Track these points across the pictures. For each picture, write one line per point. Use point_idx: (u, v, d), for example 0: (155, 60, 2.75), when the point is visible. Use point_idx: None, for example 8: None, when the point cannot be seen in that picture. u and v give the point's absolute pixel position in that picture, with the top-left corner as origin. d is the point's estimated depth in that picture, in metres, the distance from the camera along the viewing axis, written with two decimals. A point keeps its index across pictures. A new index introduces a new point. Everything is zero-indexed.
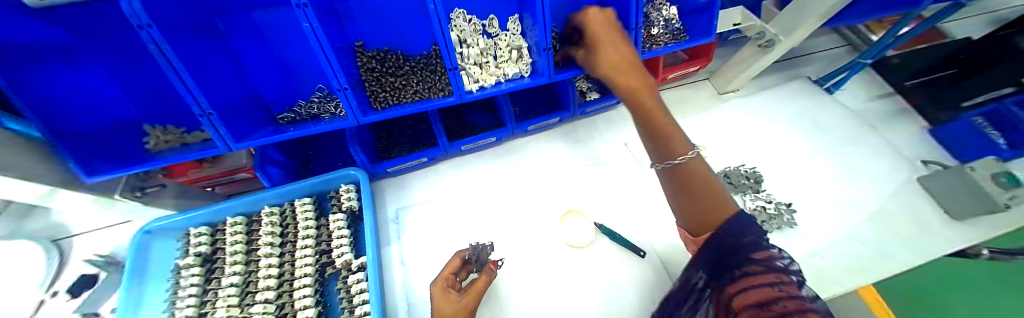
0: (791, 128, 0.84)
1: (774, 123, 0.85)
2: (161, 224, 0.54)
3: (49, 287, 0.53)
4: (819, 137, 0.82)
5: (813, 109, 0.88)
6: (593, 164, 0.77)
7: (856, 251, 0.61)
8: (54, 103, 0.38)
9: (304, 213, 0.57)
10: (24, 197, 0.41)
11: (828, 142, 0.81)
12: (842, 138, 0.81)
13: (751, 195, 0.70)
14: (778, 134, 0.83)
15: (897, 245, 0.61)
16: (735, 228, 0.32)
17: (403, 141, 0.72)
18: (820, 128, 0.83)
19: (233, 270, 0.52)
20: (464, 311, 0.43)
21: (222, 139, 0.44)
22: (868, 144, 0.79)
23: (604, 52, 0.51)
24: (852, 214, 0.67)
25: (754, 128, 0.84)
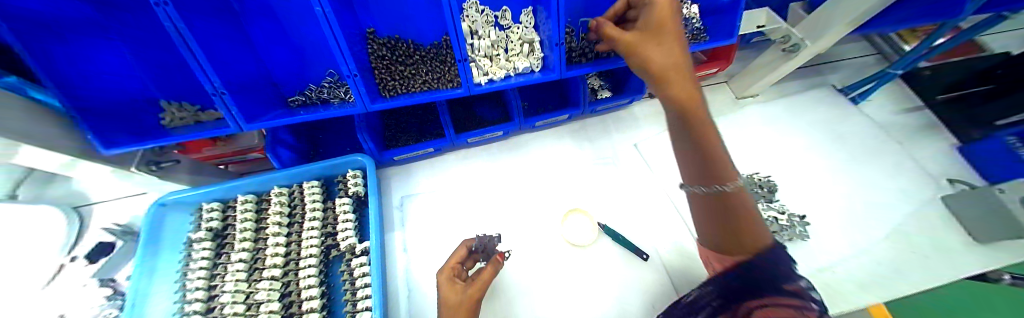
0: (810, 138, 0.81)
1: (792, 132, 0.82)
2: (177, 197, 0.55)
3: (69, 251, 0.55)
4: (839, 148, 0.78)
5: (835, 118, 0.84)
6: (601, 163, 0.75)
7: (868, 269, 0.59)
8: (78, 78, 0.40)
9: (312, 195, 0.58)
10: (49, 164, 0.43)
11: (849, 155, 0.77)
12: (864, 151, 0.77)
13: (763, 204, 0.68)
14: (795, 144, 0.80)
15: (913, 264, 0.59)
16: (769, 261, 0.30)
17: (412, 131, 0.72)
18: (841, 140, 0.80)
19: (242, 247, 0.53)
20: (467, 301, 0.42)
21: (234, 118, 0.45)
22: (891, 158, 0.75)
23: (669, 48, 0.43)
24: (868, 230, 0.65)
25: (770, 135, 0.81)
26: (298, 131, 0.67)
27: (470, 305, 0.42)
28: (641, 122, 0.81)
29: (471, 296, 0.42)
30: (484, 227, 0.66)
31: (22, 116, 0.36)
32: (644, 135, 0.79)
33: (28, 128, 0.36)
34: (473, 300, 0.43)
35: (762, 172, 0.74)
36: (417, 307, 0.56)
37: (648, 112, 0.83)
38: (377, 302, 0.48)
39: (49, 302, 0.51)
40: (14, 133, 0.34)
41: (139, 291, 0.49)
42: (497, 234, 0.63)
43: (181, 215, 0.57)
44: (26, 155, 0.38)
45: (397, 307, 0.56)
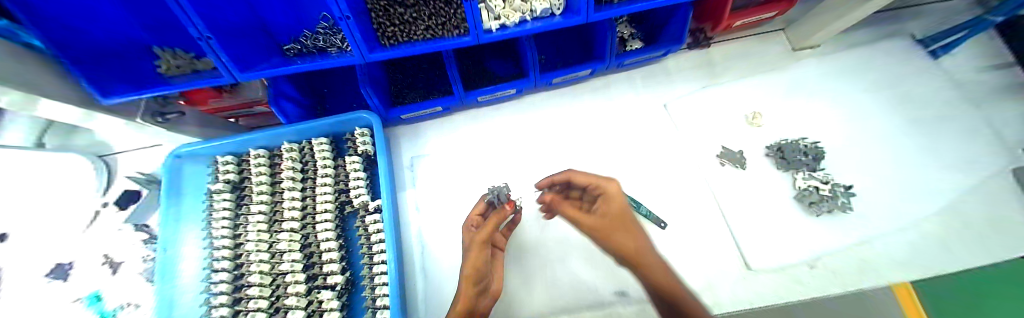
0: (869, 100, 0.69)
1: (852, 92, 0.70)
2: (189, 150, 0.54)
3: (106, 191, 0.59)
4: (901, 112, 0.67)
5: (906, 76, 0.71)
6: (620, 125, 0.69)
7: (899, 244, 0.55)
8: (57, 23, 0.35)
9: (321, 152, 0.55)
10: (66, 117, 0.42)
11: (913, 121, 0.66)
12: (931, 115, 0.66)
13: (805, 173, 0.61)
14: (851, 106, 0.69)
15: (955, 241, 0.53)
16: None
17: (419, 86, 0.65)
18: (909, 103, 0.68)
19: (260, 199, 0.54)
20: (478, 240, 0.38)
21: (227, 68, 0.40)
22: (961, 124, 0.64)
23: (627, 239, 0.28)
24: (918, 205, 0.58)
25: (820, 95, 0.70)
26: (303, 83, 0.63)
27: (485, 243, 0.38)
28: (675, 78, 0.72)
29: (485, 235, 0.38)
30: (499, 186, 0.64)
31: (29, 70, 0.34)
32: (674, 93, 0.70)
33: (38, 83, 0.35)
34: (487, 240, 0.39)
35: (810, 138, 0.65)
36: (431, 261, 0.58)
37: (682, 67, 0.73)
38: (393, 259, 0.49)
39: (93, 244, 0.56)
40: (30, 89, 0.32)
41: (169, 237, 0.52)
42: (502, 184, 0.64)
43: (197, 166, 0.58)
44: (45, 110, 0.37)
45: (412, 260, 0.59)
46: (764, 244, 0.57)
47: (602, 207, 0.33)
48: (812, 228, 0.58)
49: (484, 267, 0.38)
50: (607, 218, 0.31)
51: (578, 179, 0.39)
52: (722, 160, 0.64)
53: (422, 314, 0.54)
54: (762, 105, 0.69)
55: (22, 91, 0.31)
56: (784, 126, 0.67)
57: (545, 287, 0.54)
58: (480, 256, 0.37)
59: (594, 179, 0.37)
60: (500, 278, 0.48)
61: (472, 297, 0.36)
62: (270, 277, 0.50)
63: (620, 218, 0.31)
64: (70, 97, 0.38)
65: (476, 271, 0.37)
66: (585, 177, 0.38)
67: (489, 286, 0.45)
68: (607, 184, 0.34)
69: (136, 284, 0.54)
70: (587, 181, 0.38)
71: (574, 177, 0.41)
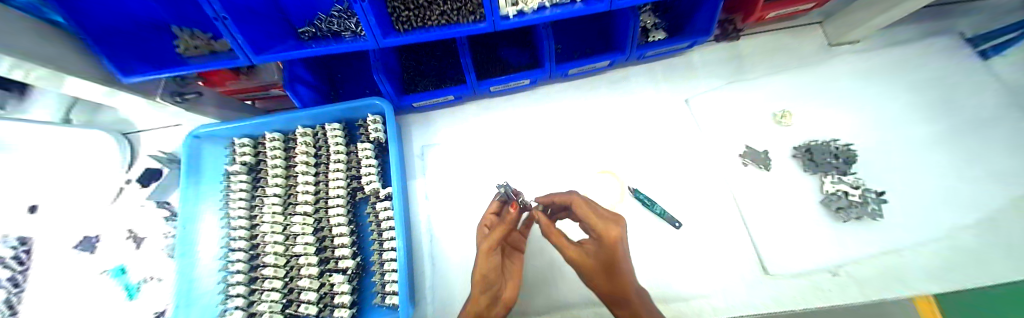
0: (909, 101, 0.64)
1: (893, 91, 0.65)
2: (207, 130, 0.55)
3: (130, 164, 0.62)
4: (945, 115, 0.62)
5: (954, 77, 0.65)
6: (636, 120, 0.66)
7: (934, 259, 0.51)
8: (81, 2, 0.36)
9: (335, 138, 0.55)
10: (93, 94, 0.43)
11: (960, 124, 0.61)
12: (982, 120, 0.61)
13: (834, 177, 0.57)
14: (890, 107, 0.64)
15: (997, 257, 0.49)
16: None
17: (431, 74, 0.64)
18: (954, 106, 0.63)
19: (275, 182, 0.54)
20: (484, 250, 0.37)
21: (242, 50, 0.39)
22: (1016, 131, 0.59)
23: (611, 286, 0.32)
24: (956, 215, 0.54)
25: (855, 95, 0.66)
26: (318, 67, 0.63)
27: (494, 248, 0.37)
28: (698, 72, 0.68)
29: (494, 240, 0.36)
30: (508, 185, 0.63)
31: (60, 47, 0.35)
32: (696, 88, 0.67)
33: (62, 59, 0.35)
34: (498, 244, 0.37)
35: (840, 139, 0.61)
36: (439, 250, 0.60)
37: (707, 60, 0.69)
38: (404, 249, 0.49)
39: (118, 218, 0.59)
40: (58, 66, 0.33)
41: (188, 215, 0.53)
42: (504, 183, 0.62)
43: (215, 146, 0.59)
44: (69, 86, 0.38)
45: (421, 249, 0.60)
46: (783, 248, 0.55)
47: (594, 251, 0.34)
48: (835, 234, 0.55)
49: (494, 273, 0.37)
50: (595, 262, 0.33)
51: (579, 209, 0.37)
52: (745, 159, 0.61)
53: (429, 300, 0.56)
54: (791, 103, 0.65)
55: (50, 69, 0.32)
56: (812, 126, 0.63)
57: (548, 283, 0.56)
58: (489, 262, 0.36)
59: (595, 216, 0.35)
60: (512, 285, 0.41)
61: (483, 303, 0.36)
62: (285, 258, 0.52)
63: (611, 268, 0.32)
64: (95, 75, 0.39)
65: (488, 277, 0.37)
66: (586, 209, 0.36)
67: (500, 293, 0.40)
68: (607, 230, 0.32)
69: (157, 259, 0.56)
70: (585, 215, 0.36)
71: (576, 201, 0.38)
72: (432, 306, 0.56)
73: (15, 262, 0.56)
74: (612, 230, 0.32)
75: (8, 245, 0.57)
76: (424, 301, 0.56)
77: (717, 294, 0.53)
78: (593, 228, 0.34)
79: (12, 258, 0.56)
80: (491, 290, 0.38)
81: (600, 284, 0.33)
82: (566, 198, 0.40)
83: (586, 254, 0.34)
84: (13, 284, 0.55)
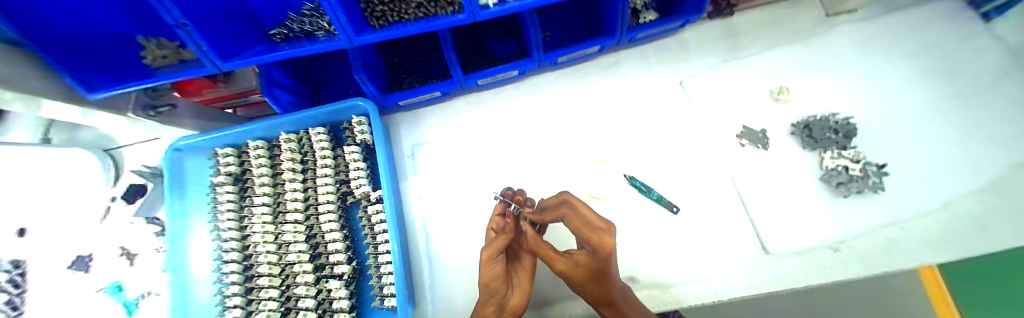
0: (911, 69, 0.62)
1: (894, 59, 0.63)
2: (187, 142, 0.53)
3: (116, 182, 0.60)
4: (948, 82, 0.60)
5: (959, 41, 0.62)
6: (630, 106, 0.64)
7: (935, 230, 0.50)
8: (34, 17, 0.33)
9: (320, 143, 0.54)
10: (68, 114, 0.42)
11: (964, 90, 0.59)
12: (987, 85, 0.58)
13: (834, 152, 0.55)
14: (892, 75, 0.62)
15: (999, 224, 0.49)
16: None
17: (416, 71, 0.62)
18: (958, 71, 0.60)
19: (262, 191, 0.53)
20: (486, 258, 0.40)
21: (208, 57, 0.36)
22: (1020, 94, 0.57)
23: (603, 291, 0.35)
24: (959, 182, 0.53)
25: (856, 66, 0.63)
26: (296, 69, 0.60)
27: (495, 256, 0.39)
28: (693, 53, 0.66)
29: (494, 247, 0.40)
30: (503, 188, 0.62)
31: (28, 69, 0.34)
32: (691, 69, 0.65)
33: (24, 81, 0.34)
34: (498, 251, 0.40)
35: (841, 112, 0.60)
36: (434, 249, 0.60)
37: (701, 39, 0.67)
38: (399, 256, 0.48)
39: (109, 236, 0.58)
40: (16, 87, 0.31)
41: (176, 230, 0.52)
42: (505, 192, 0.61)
43: (197, 157, 0.57)
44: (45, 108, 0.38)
45: (417, 249, 0.60)
46: (784, 227, 0.54)
47: (585, 261, 0.36)
48: (835, 210, 0.54)
49: (495, 281, 0.39)
50: (587, 272, 0.35)
51: (571, 221, 0.39)
52: (742, 140, 0.59)
53: (428, 299, 0.57)
54: (789, 78, 0.63)
55: (16, 92, 0.30)
56: (812, 101, 0.61)
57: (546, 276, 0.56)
58: (490, 269, 0.39)
59: (586, 226, 0.37)
60: (519, 294, 0.40)
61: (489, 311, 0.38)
62: (279, 267, 0.51)
63: (603, 276, 0.34)
64: (57, 94, 0.36)
65: (492, 284, 0.39)
66: (578, 222, 0.38)
67: (505, 303, 0.39)
68: (601, 242, 0.34)
69: (155, 275, 0.56)
70: (578, 227, 0.38)
71: (567, 214, 0.40)
72: (432, 305, 0.57)
73: (10, 286, 0.55)
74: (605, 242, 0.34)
75: (1, 269, 0.56)
76: (425, 301, 0.57)
77: (720, 277, 0.52)
78: (585, 238, 0.36)
79: (7, 282, 0.56)
80: (495, 298, 0.39)
81: (590, 290, 0.36)
82: (558, 211, 0.41)
83: (579, 266, 0.36)
84: (12, 307, 0.55)
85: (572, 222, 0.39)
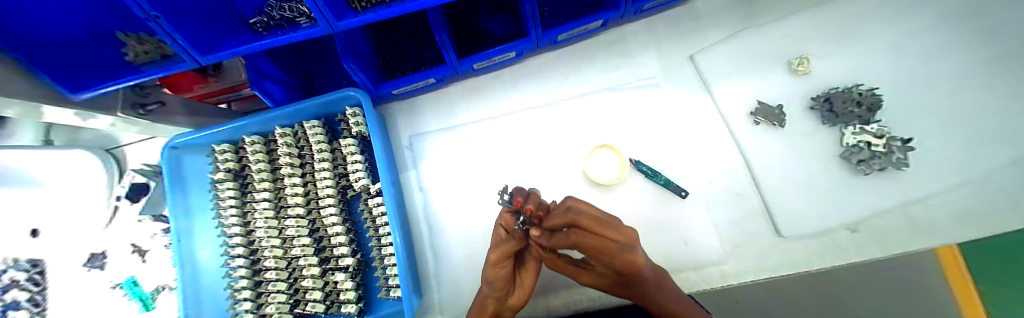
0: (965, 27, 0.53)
1: (958, 8, 0.53)
2: (184, 140, 0.51)
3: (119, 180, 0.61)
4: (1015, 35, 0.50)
5: None
6: (636, 85, 0.61)
7: (949, 208, 0.48)
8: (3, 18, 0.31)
9: (315, 136, 0.52)
10: (72, 121, 0.41)
11: None
12: None
13: (856, 127, 0.51)
14: (950, 26, 0.53)
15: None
16: None
17: (409, 57, 0.58)
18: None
19: (262, 187, 0.53)
20: (493, 264, 0.40)
21: (185, 51, 0.34)
22: None
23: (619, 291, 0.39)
24: (995, 154, 0.48)
25: (901, 25, 0.55)
26: (284, 60, 0.57)
27: (500, 261, 0.40)
28: (705, 24, 0.60)
29: (498, 255, 0.39)
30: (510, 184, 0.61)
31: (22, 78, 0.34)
32: (702, 42, 0.60)
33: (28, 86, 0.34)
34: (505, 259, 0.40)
35: (867, 82, 0.54)
36: (439, 240, 0.60)
37: (714, 6, 0.60)
38: (399, 251, 0.46)
39: (118, 236, 0.60)
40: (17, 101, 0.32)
41: (183, 227, 0.53)
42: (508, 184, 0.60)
43: (194, 155, 0.56)
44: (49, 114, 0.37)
45: (422, 241, 0.60)
46: (792, 208, 0.53)
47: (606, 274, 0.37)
48: (847, 188, 0.52)
49: (499, 282, 0.41)
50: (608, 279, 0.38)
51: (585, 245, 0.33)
52: (755, 117, 0.56)
53: (435, 291, 0.58)
54: (814, 46, 0.57)
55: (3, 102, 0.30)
56: (837, 70, 0.56)
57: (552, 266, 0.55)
58: (496, 272, 0.40)
59: (604, 252, 0.32)
60: (520, 294, 0.43)
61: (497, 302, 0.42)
62: (285, 260, 0.52)
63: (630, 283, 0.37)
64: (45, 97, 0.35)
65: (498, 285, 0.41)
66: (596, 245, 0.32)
67: (507, 297, 0.43)
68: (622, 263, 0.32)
69: (164, 270, 0.59)
70: (595, 250, 0.32)
71: (580, 243, 0.32)
72: (438, 294, 0.58)
73: (31, 284, 0.59)
74: (629, 264, 0.32)
75: (21, 268, 0.60)
76: (431, 291, 0.58)
77: (725, 261, 0.52)
78: (605, 259, 0.33)
79: (27, 280, 0.59)
80: (500, 293, 0.42)
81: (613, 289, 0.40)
82: (568, 239, 0.33)
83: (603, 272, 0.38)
84: (34, 304, 0.59)
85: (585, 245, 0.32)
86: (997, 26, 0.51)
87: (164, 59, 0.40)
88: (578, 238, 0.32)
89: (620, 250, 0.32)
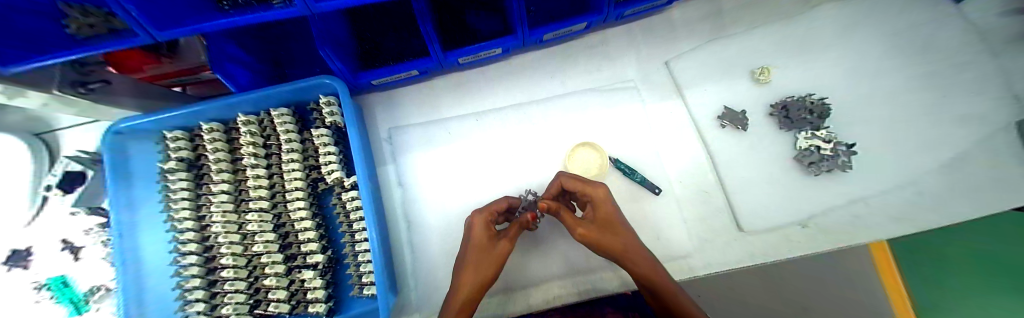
0: (900, 47, 0.60)
1: (888, 31, 0.60)
2: (130, 124, 0.46)
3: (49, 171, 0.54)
4: (933, 57, 0.58)
5: (950, 9, 0.59)
6: (620, 87, 0.63)
7: (880, 206, 0.55)
8: None
9: (283, 125, 0.49)
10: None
11: (942, 64, 0.57)
12: (973, 52, 0.57)
13: (808, 133, 0.57)
14: (883, 47, 0.60)
15: (935, 199, 0.53)
16: (669, 298, 0.37)
17: (390, 47, 0.57)
18: (948, 45, 0.58)
19: (220, 178, 0.49)
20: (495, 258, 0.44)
21: (137, 24, 0.31)
22: (999, 65, 0.56)
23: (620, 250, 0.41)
24: (918, 160, 0.55)
25: (845, 44, 0.61)
26: (249, 43, 0.53)
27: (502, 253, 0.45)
28: (679, 32, 0.64)
29: (493, 246, 0.45)
30: (492, 180, 0.61)
31: None
32: (678, 50, 0.63)
33: None
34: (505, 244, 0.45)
35: (819, 93, 0.60)
36: (418, 236, 0.59)
37: (689, 17, 0.64)
38: (373, 246, 0.45)
39: (49, 230, 0.54)
40: None
41: (123, 220, 0.48)
42: (491, 180, 0.60)
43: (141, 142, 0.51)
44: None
45: (400, 238, 0.59)
46: (754, 206, 0.57)
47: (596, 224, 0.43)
48: (802, 188, 0.57)
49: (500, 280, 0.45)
50: (600, 230, 0.42)
51: (570, 187, 0.46)
52: (723, 121, 0.59)
53: (412, 289, 0.57)
54: (775, 58, 0.62)
55: None
56: (793, 81, 0.61)
57: (555, 248, 0.57)
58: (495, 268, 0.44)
59: (583, 183, 0.45)
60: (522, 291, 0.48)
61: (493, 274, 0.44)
62: (244, 258, 0.49)
63: (608, 222, 0.43)
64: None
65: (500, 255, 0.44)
66: (576, 185, 0.45)
67: None
68: (598, 190, 0.44)
69: (102, 268, 0.53)
70: (577, 188, 0.45)
71: (566, 180, 0.46)
72: (415, 292, 0.57)
73: None
74: (602, 193, 0.44)
75: None
76: (407, 289, 0.57)
77: (693, 255, 0.55)
78: (588, 194, 0.44)
79: None
80: None
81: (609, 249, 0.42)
82: (558, 186, 0.47)
83: (583, 221, 0.43)
84: None
85: (569, 185, 0.46)
86: (919, 49, 0.59)
87: (113, 34, 0.36)
88: (564, 181, 0.46)
89: (593, 183, 0.45)
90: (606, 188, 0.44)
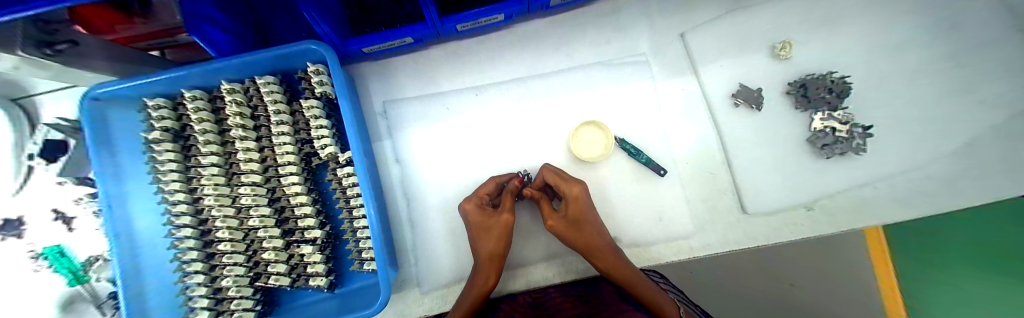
0: (940, 18, 0.54)
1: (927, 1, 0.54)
2: (106, 90, 0.43)
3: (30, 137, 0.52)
4: (972, 31, 0.53)
5: None
6: (631, 61, 0.59)
7: (887, 190, 0.53)
8: None
9: (270, 94, 0.46)
10: None
11: (980, 40, 0.53)
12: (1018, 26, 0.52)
13: (824, 113, 0.54)
14: (919, 19, 0.55)
15: (944, 184, 0.52)
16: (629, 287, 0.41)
17: (382, 10, 0.52)
18: (989, 18, 0.52)
19: (208, 150, 0.47)
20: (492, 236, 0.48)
21: None
22: None
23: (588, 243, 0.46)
24: (933, 143, 0.53)
25: (876, 15, 0.56)
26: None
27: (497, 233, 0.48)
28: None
29: (488, 227, 0.48)
30: (492, 158, 0.59)
31: None
32: (695, 20, 0.58)
33: None
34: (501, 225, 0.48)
35: (839, 70, 0.56)
36: (417, 213, 0.58)
37: None
38: (371, 222, 0.44)
39: (39, 200, 0.53)
40: None
41: (112, 191, 0.47)
42: (491, 158, 0.59)
43: (122, 110, 0.48)
44: None
45: (398, 214, 0.58)
46: (759, 187, 0.55)
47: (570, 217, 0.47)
48: (810, 171, 0.55)
49: (495, 257, 0.47)
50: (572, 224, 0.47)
51: (551, 181, 0.50)
52: (736, 100, 0.56)
53: (412, 265, 0.57)
54: (797, 31, 0.57)
55: None
56: (814, 57, 0.57)
57: None
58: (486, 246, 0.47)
59: (563, 180, 0.49)
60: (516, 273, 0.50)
61: (504, 248, 0.48)
62: (241, 232, 0.48)
63: (579, 218, 0.47)
64: None
65: (502, 225, 0.48)
66: (557, 180, 0.49)
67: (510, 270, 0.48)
68: (573, 188, 0.48)
69: (98, 239, 0.53)
70: (557, 183, 0.49)
71: (547, 175, 0.50)
72: (415, 267, 0.57)
73: None
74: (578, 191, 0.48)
75: None
76: (407, 264, 0.57)
77: (693, 236, 0.55)
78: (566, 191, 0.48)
79: None
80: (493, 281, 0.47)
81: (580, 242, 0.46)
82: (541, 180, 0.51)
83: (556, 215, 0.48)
84: None
85: (550, 180, 0.50)
86: (957, 22, 0.53)
87: None
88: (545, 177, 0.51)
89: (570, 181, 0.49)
90: (582, 187, 0.48)
